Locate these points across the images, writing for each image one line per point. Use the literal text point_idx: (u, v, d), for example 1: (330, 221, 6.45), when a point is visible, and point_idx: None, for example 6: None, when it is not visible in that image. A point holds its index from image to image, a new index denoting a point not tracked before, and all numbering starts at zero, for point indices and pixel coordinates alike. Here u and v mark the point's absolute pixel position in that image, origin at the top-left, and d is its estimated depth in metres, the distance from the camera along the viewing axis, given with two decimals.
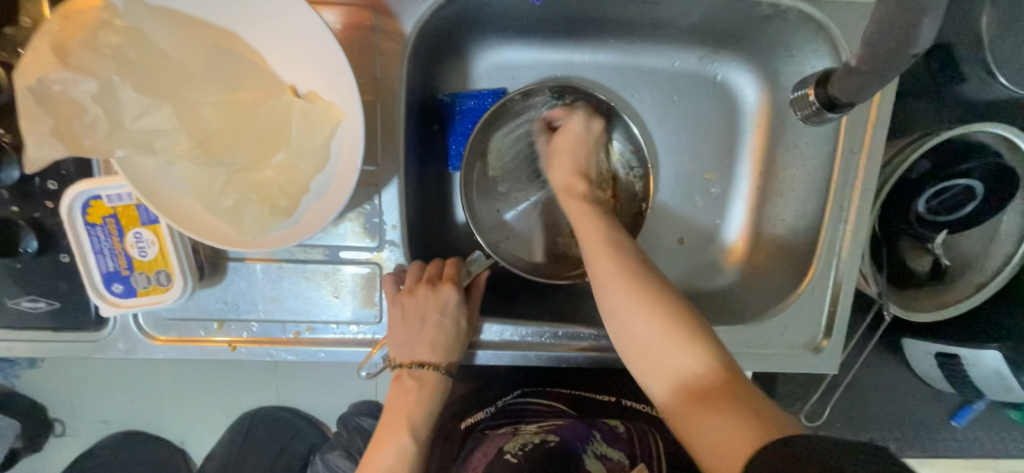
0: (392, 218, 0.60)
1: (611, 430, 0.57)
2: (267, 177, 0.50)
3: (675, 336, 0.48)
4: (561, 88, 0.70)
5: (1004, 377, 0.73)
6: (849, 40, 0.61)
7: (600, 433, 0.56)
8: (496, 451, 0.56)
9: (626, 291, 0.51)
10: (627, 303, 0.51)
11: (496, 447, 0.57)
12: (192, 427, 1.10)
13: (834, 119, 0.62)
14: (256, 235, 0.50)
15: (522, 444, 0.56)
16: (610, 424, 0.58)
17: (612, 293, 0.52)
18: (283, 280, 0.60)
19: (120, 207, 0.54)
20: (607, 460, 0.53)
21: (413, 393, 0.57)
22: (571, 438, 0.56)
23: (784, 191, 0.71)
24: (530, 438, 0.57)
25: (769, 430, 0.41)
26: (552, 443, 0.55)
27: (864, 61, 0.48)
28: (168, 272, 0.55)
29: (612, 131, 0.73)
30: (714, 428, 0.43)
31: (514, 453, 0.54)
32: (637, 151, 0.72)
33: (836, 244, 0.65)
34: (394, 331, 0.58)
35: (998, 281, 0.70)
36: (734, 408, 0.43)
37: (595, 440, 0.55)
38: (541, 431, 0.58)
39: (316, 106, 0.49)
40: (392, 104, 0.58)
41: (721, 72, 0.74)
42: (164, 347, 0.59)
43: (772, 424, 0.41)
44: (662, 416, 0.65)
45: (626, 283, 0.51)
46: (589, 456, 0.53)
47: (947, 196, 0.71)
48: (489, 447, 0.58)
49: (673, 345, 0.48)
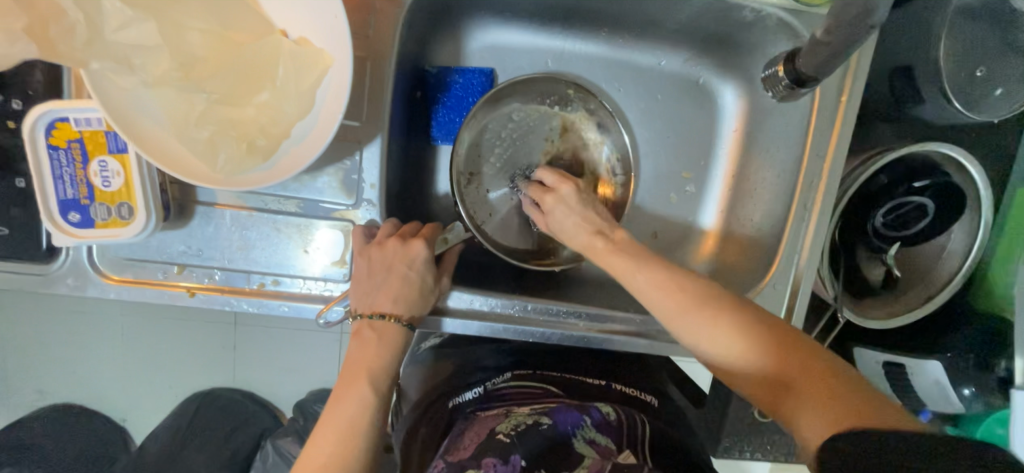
0: (371, 177, 0.60)
1: (601, 414, 0.53)
2: (249, 114, 0.50)
3: (732, 333, 0.48)
4: (553, 85, 0.74)
5: (943, 389, 0.77)
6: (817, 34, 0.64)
7: (591, 418, 0.52)
8: (489, 431, 0.53)
9: (703, 316, 0.50)
10: (699, 323, 0.50)
11: (488, 428, 0.54)
12: (138, 402, 1.06)
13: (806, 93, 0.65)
14: (230, 173, 0.49)
15: (516, 424, 0.52)
16: (600, 408, 0.54)
17: (675, 319, 0.51)
18: (252, 229, 0.59)
19: (87, 132, 0.52)
20: (596, 445, 0.49)
21: (372, 345, 0.55)
22: (563, 421, 0.52)
23: (753, 192, 0.74)
24: (523, 419, 0.53)
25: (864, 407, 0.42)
26: (545, 425, 0.51)
27: (829, 34, 0.54)
28: (132, 206, 0.53)
29: (606, 135, 0.76)
30: (816, 424, 0.43)
31: (507, 433, 0.51)
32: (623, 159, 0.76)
33: (797, 244, 0.68)
34: (359, 281, 0.57)
35: (946, 293, 0.74)
36: (829, 399, 0.43)
37: (585, 425, 0.51)
38: (534, 412, 0.55)
39: (305, 50, 0.49)
40: (382, 62, 0.58)
41: (703, 76, 0.77)
42: (117, 288, 0.57)
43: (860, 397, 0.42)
44: (650, 400, 0.64)
45: (701, 308, 0.50)
46: (579, 441, 0.49)
47: (902, 213, 0.75)
48: (482, 427, 0.54)
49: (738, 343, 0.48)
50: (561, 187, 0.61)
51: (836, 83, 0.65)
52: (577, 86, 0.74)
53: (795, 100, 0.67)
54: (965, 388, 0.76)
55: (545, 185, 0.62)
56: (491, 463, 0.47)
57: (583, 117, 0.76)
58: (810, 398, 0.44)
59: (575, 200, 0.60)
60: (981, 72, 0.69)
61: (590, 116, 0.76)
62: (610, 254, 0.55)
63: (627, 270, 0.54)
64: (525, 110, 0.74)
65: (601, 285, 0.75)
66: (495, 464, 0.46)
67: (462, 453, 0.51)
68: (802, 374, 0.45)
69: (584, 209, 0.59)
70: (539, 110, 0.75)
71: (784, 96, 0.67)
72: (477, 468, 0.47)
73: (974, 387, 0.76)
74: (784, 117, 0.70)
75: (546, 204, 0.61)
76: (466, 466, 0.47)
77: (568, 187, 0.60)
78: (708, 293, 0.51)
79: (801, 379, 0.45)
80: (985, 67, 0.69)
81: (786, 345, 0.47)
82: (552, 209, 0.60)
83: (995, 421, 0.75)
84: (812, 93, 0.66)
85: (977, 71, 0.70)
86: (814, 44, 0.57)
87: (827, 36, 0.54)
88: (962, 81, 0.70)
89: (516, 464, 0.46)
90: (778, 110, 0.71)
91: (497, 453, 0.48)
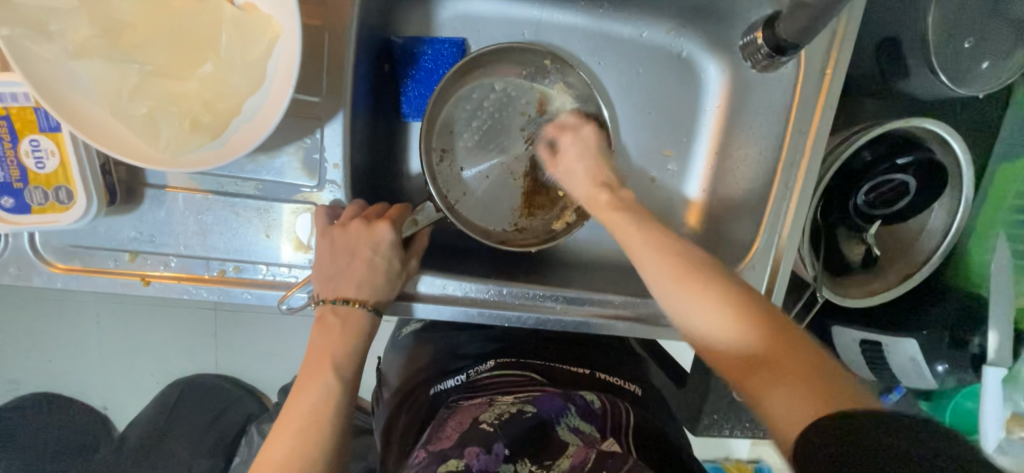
0: (334, 156, 0.56)
1: (587, 403, 0.51)
2: (191, 89, 0.46)
3: (721, 307, 0.47)
4: (530, 56, 0.70)
5: (919, 365, 0.76)
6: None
7: (575, 406, 0.50)
8: (471, 420, 0.50)
9: (682, 288, 0.49)
10: (689, 294, 0.48)
11: (471, 416, 0.50)
12: (113, 392, 1.03)
13: (787, 63, 0.64)
14: (175, 153, 0.46)
15: (500, 413, 0.50)
16: (586, 396, 0.52)
17: (663, 284, 0.50)
18: (207, 212, 0.55)
19: (14, 109, 0.48)
20: (580, 433, 0.47)
21: (335, 330, 0.53)
22: (547, 410, 0.49)
23: (736, 171, 0.72)
24: (507, 408, 0.51)
25: (836, 400, 0.39)
26: (528, 414, 0.49)
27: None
28: (70, 190, 0.49)
29: (585, 108, 0.72)
30: (786, 404, 0.41)
31: (490, 421, 0.48)
32: (603, 133, 0.72)
33: (778, 223, 0.66)
34: (322, 264, 0.55)
35: (923, 271, 0.74)
36: (806, 386, 0.41)
37: (569, 414, 0.49)
38: (518, 401, 0.52)
39: (251, 17, 0.46)
40: (341, 31, 0.54)
41: (686, 48, 0.73)
42: (64, 277, 0.53)
43: (837, 392, 0.40)
44: (633, 390, 0.63)
45: (690, 280, 0.48)
46: (562, 429, 0.47)
47: (884, 191, 0.73)
48: (465, 415, 0.51)
49: (724, 317, 0.46)
50: (587, 127, 0.67)
51: (821, 55, 0.62)
52: (554, 56, 0.69)
53: (776, 70, 0.66)
54: (938, 364, 0.77)
55: (564, 124, 0.69)
56: (474, 453, 0.44)
57: (558, 90, 0.72)
58: (786, 382, 0.42)
59: (594, 141, 0.66)
60: (970, 44, 0.68)
61: (567, 89, 0.72)
62: (608, 215, 0.57)
63: (627, 237, 0.54)
64: (499, 84, 0.71)
65: (580, 266, 0.74)
66: (478, 453, 0.44)
67: (444, 442, 0.47)
68: (777, 353, 0.43)
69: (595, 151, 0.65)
70: (516, 83, 0.71)
71: (764, 67, 0.67)
72: (459, 458, 0.44)
73: (947, 363, 0.76)
74: (768, 91, 0.68)
75: (563, 141, 0.67)
76: (447, 457, 0.45)
77: (592, 127, 0.67)
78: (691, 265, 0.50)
79: (778, 363, 0.43)
80: (975, 38, 0.68)
81: (764, 326, 0.45)
82: (567, 148, 0.66)
83: (963, 396, 0.77)
84: (796, 59, 0.63)
85: (964, 43, 0.68)
86: (795, 8, 0.55)
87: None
88: (948, 54, 0.68)
89: (499, 454, 0.44)
90: (761, 85, 0.68)
91: (480, 442, 0.46)
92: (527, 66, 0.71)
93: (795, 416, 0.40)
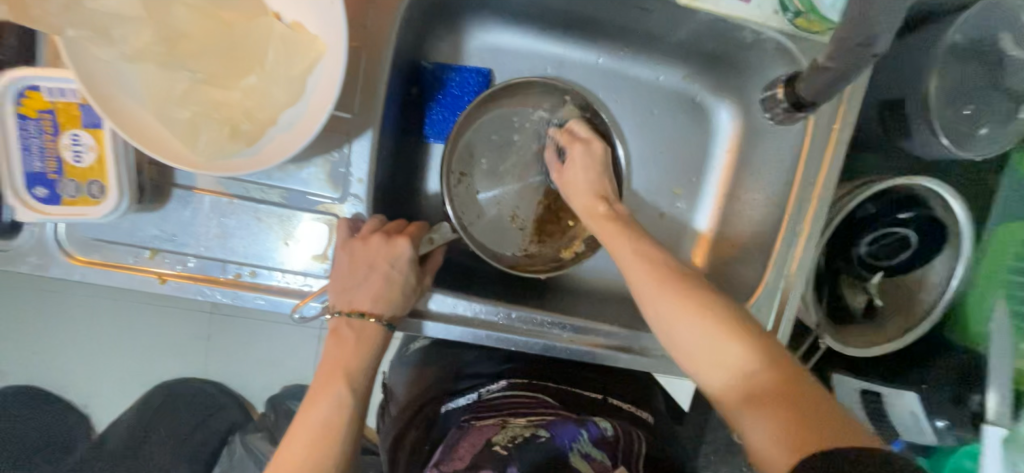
0: (360, 171, 0.58)
1: (599, 429, 0.50)
2: (235, 98, 0.49)
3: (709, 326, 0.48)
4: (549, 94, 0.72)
5: (919, 419, 0.76)
6: (805, 52, 0.64)
7: (588, 433, 0.50)
8: (484, 442, 0.50)
9: (667, 301, 0.51)
10: (676, 312, 0.50)
11: (484, 438, 0.51)
12: (99, 391, 1.01)
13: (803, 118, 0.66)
14: (210, 157, 0.48)
15: (512, 436, 0.50)
16: (598, 423, 0.51)
17: (654, 298, 0.52)
18: (231, 216, 0.56)
19: (59, 104, 0.50)
20: (592, 460, 0.47)
21: (349, 343, 0.54)
22: (560, 434, 0.49)
23: (743, 214, 0.74)
24: (520, 431, 0.50)
25: (815, 423, 0.41)
26: (542, 438, 0.48)
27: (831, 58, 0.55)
28: (103, 184, 0.51)
29: None
30: (762, 426, 0.43)
31: (504, 444, 0.48)
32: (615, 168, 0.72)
33: (785, 267, 0.67)
34: (338, 276, 0.55)
35: (925, 327, 0.74)
36: (786, 406, 0.43)
37: (580, 439, 0.49)
38: (531, 424, 0.52)
39: (298, 36, 0.49)
40: (378, 54, 0.56)
41: (700, 93, 0.77)
42: (82, 270, 0.54)
43: (816, 414, 0.42)
44: (645, 417, 0.63)
45: (675, 293, 0.51)
46: (574, 455, 0.47)
47: (885, 243, 0.76)
48: (477, 436, 0.52)
49: (712, 337, 0.48)
50: (595, 143, 0.69)
51: (829, 112, 0.65)
52: (574, 91, 0.72)
53: (789, 124, 0.68)
54: (938, 418, 0.78)
55: (573, 133, 0.70)
56: None
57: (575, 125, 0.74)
58: (768, 409, 0.43)
59: (597, 162, 0.68)
60: (969, 110, 0.70)
61: (584, 124, 0.74)
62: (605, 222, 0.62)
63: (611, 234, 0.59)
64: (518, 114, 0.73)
65: (585, 295, 0.75)
66: None
67: (456, 463, 0.48)
68: (764, 377, 0.45)
69: (596, 165, 0.67)
70: (540, 117, 0.74)
71: (782, 119, 0.68)
72: None
73: (947, 417, 0.78)
74: (777, 140, 0.70)
75: (572, 152, 0.68)
76: None
77: (600, 144, 0.69)
78: (676, 281, 0.52)
79: (764, 384, 0.45)
80: (973, 106, 0.70)
81: (750, 346, 0.47)
82: (573, 160, 0.68)
83: (962, 455, 0.76)
84: (808, 117, 0.66)
85: (965, 109, 0.71)
86: (817, 68, 0.57)
87: (830, 61, 0.55)
88: (948, 119, 0.70)
89: None
90: (772, 132, 0.71)
91: (493, 464, 0.46)
92: (545, 99, 0.73)
93: (775, 444, 0.42)
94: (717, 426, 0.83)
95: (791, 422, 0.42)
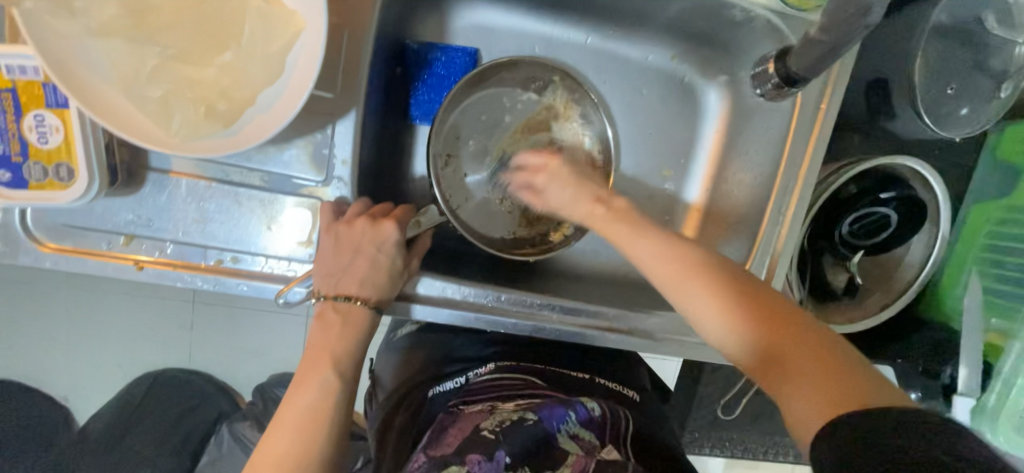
0: (343, 153, 0.56)
1: (587, 410, 0.51)
2: (209, 76, 0.47)
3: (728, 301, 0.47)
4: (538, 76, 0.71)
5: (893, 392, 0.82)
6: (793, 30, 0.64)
7: (576, 414, 0.50)
8: (472, 427, 0.49)
9: (684, 278, 0.49)
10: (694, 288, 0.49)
11: (473, 424, 0.50)
12: (78, 383, 0.99)
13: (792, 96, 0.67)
14: (185, 138, 0.46)
15: (501, 421, 0.49)
16: (586, 404, 0.52)
17: (669, 277, 0.51)
18: (209, 201, 0.55)
19: (21, 82, 0.47)
20: (580, 440, 0.47)
21: (336, 328, 0.53)
22: (549, 417, 0.49)
23: (730, 195, 0.75)
24: (509, 415, 0.50)
25: (852, 387, 0.40)
26: (530, 421, 0.48)
27: (825, 30, 0.55)
28: (71, 167, 0.49)
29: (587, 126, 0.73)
30: (799, 395, 0.42)
31: (492, 429, 0.48)
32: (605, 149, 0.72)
33: (769, 246, 0.68)
34: (323, 261, 0.54)
35: (899, 304, 0.78)
36: (822, 371, 0.42)
37: (568, 420, 0.49)
38: (519, 408, 0.52)
39: (276, 10, 0.46)
40: (360, 32, 0.54)
41: (688, 74, 0.76)
42: (53, 257, 0.52)
43: (852, 379, 0.41)
44: (632, 396, 0.64)
45: (690, 270, 0.50)
46: (563, 437, 0.47)
47: (867, 222, 0.76)
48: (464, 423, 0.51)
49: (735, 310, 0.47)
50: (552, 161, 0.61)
51: (816, 92, 0.66)
52: (563, 72, 0.70)
53: (777, 102, 0.68)
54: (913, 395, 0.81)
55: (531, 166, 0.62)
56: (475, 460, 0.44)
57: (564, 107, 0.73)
58: (804, 376, 0.42)
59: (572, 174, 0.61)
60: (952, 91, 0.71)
61: (573, 105, 0.73)
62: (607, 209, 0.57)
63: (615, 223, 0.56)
64: (507, 95, 0.72)
65: (574, 278, 0.75)
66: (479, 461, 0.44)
67: (445, 448, 0.47)
68: (794, 345, 0.44)
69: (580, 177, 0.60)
70: (530, 100, 0.73)
71: (772, 96, 0.68)
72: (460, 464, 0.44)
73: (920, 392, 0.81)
74: (765, 121, 0.71)
75: (537, 183, 0.61)
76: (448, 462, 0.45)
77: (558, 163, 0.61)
78: (690, 257, 0.51)
79: (796, 352, 0.43)
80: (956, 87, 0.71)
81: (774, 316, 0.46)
82: (546, 191, 0.60)
83: None
84: (796, 95, 0.67)
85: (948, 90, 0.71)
86: (808, 41, 0.57)
87: (822, 33, 0.55)
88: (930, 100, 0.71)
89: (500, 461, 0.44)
90: (759, 113, 0.71)
91: (481, 449, 0.45)
92: (534, 80, 0.72)
93: (814, 412, 0.40)
94: (701, 403, 0.85)
95: (834, 388, 0.40)
